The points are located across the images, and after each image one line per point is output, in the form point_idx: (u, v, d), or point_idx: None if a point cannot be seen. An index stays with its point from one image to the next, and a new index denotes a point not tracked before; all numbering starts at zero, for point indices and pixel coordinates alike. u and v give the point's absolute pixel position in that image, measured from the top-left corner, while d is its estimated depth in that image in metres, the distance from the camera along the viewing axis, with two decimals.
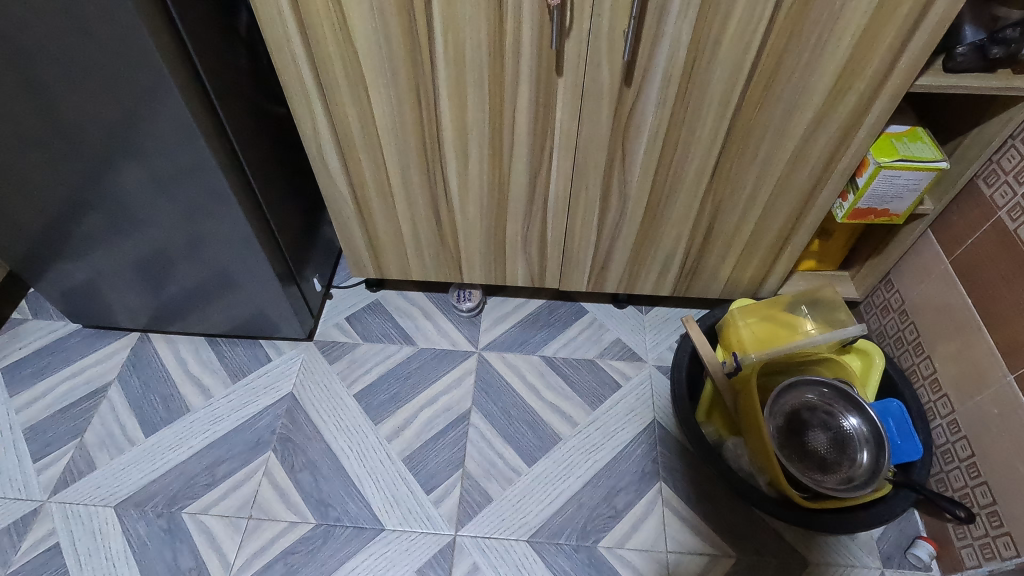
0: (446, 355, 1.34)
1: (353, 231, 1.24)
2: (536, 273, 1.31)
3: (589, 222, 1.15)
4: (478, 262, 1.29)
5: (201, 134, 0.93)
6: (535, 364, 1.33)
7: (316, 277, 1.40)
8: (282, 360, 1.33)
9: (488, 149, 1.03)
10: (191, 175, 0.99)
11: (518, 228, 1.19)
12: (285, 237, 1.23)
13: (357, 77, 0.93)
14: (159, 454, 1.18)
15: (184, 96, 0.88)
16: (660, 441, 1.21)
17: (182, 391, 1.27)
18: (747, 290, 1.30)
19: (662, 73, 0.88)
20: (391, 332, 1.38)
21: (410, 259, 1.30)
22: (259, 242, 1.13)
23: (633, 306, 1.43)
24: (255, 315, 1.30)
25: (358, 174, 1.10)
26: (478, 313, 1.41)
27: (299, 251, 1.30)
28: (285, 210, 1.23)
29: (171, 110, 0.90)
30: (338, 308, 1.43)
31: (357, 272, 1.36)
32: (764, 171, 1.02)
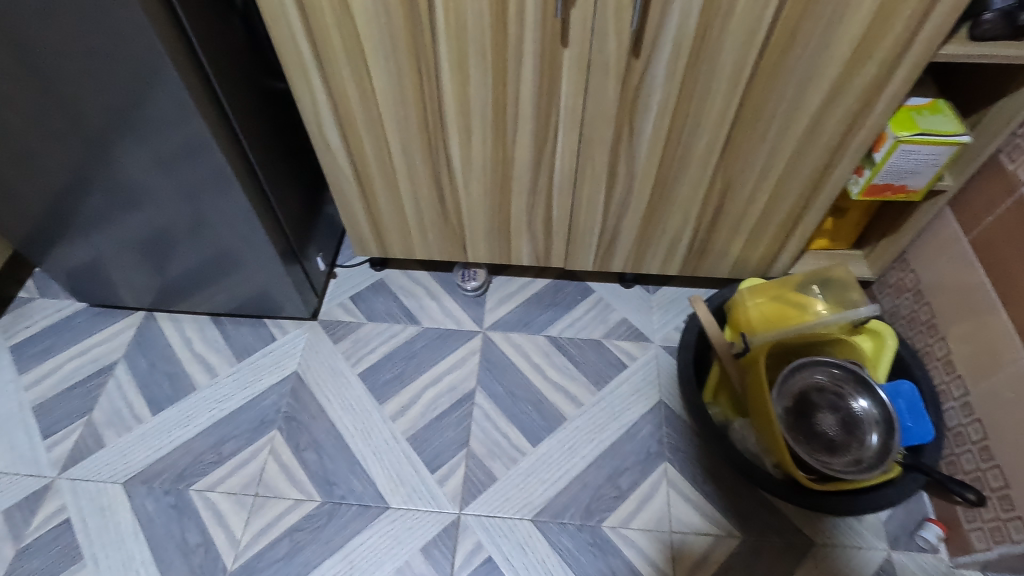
0: (451, 335, 1.33)
1: (356, 209, 1.22)
2: (542, 252, 1.29)
3: (595, 199, 1.13)
4: (483, 241, 1.27)
5: (197, 110, 0.91)
6: (540, 345, 1.32)
7: (320, 255, 1.38)
8: (287, 339, 1.33)
9: (491, 124, 1.00)
10: (190, 153, 0.98)
11: (522, 206, 1.16)
12: (287, 216, 1.22)
13: (356, 48, 0.90)
14: (166, 432, 1.19)
15: (179, 72, 0.86)
16: (665, 421, 1.21)
17: (188, 369, 1.28)
18: (757, 270, 1.27)
19: (672, 43, 0.85)
20: (395, 312, 1.37)
21: (413, 237, 1.29)
22: (260, 221, 1.12)
23: (640, 286, 1.40)
24: (259, 294, 1.30)
25: (359, 150, 1.08)
26: (483, 292, 1.40)
27: (301, 229, 1.29)
28: (286, 187, 1.21)
29: (166, 87, 0.87)
30: (342, 287, 1.42)
31: (361, 251, 1.35)
32: (777, 145, 0.98)
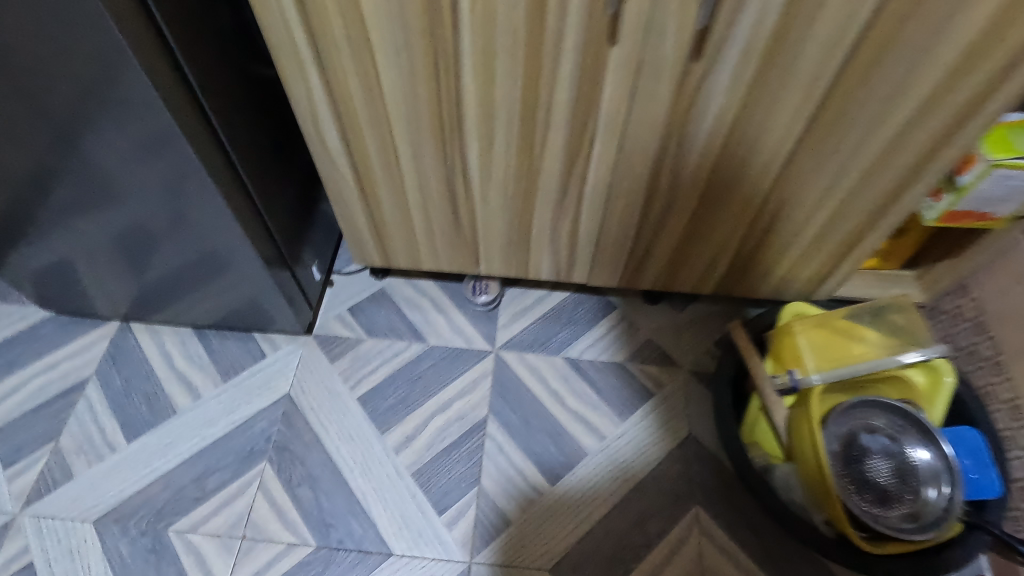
0: (459, 355, 1.21)
1: (358, 217, 1.09)
2: (562, 267, 1.16)
3: (630, 213, 1.00)
4: (498, 253, 1.14)
5: (165, 105, 0.76)
6: (558, 368, 1.20)
7: (314, 262, 1.25)
8: (279, 356, 1.20)
9: (517, 129, 0.86)
10: (156, 153, 0.83)
11: (546, 219, 1.03)
12: (277, 222, 1.08)
13: (361, 38, 0.76)
14: (143, 462, 1.07)
15: (139, 56, 0.71)
16: (696, 459, 1.10)
17: (168, 389, 1.15)
18: (801, 292, 1.15)
19: (742, 45, 0.71)
20: (398, 327, 1.25)
21: (421, 247, 1.15)
22: (244, 230, 0.98)
23: (667, 303, 1.28)
24: (247, 306, 1.16)
25: (362, 155, 0.94)
26: (495, 306, 1.27)
27: (293, 235, 1.15)
28: (275, 188, 1.07)
29: (122, 73, 0.72)
30: (340, 297, 1.28)
31: (360, 260, 1.21)
32: (847, 162, 0.85)
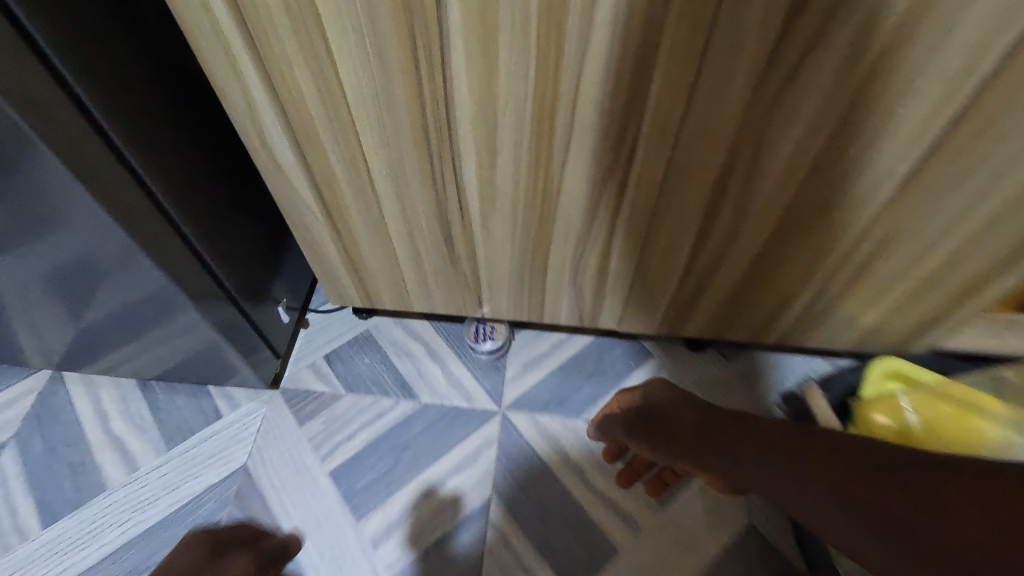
0: (458, 416, 0.98)
1: (329, 251, 0.86)
2: (585, 310, 0.93)
3: (679, 244, 0.76)
4: (506, 294, 0.91)
5: (15, 110, 0.53)
6: (581, 434, 0.96)
7: (282, 300, 1.03)
8: (237, 417, 0.98)
9: (529, 138, 0.63)
10: (15, 180, 0.59)
11: (567, 255, 0.80)
12: (225, 259, 0.85)
13: (308, 18, 0.53)
14: (58, 555, 0.86)
15: None
16: (759, 561, 0.85)
17: (99, 459, 0.93)
18: (892, 344, 0.90)
19: (865, 15, 0.48)
20: (384, 379, 1.02)
21: (411, 287, 0.93)
22: (170, 275, 0.75)
23: (715, 351, 1.04)
24: (195, 358, 0.94)
25: (326, 175, 0.71)
26: (503, 354, 1.04)
27: (252, 270, 0.93)
28: (221, 217, 0.85)
29: None
30: (315, 341, 1.06)
31: (336, 299, 0.99)
32: (991, 185, 0.61)
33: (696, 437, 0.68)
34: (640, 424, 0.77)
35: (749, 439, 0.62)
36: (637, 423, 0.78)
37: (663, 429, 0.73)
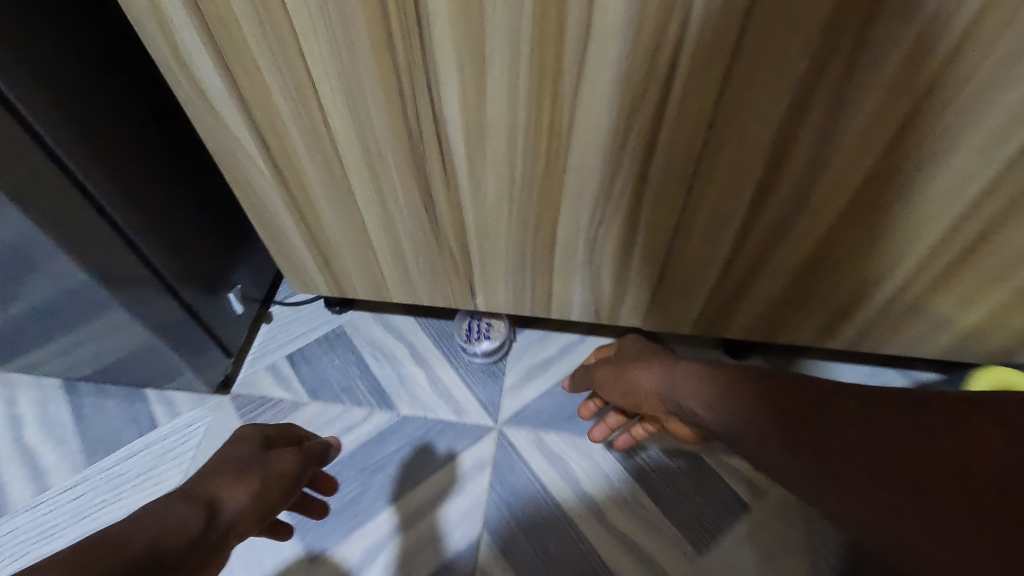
0: (444, 433, 0.80)
1: (285, 222, 0.68)
2: (603, 301, 0.74)
3: (730, 208, 0.58)
4: (504, 280, 0.73)
5: None
6: (595, 458, 0.77)
7: (237, 288, 0.85)
8: (175, 428, 0.80)
9: (530, 48, 0.46)
10: None
11: (580, 228, 0.63)
12: (154, 237, 0.69)
13: None
14: None
15: None
16: None
17: (4, 477, 0.77)
18: (995, 351, 0.71)
19: None
20: (356, 386, 0.84)
21: (386, 274, 0.75)
22: (65, 243, 0.58)
23: (761, 359, 0.85)
24: (126, 357, 0.77)
25: (266, 109, 0.54)
26: (501, 358, 0.86)
27: (195, 254, 0.76)
28: (149, 178, 0.68)
29: None
30: (278, 339, 0.89)
31: (301, 288, 0.81)
32: None
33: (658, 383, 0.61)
34: (613, 378, 0.68)
35: (712, 381, 0.55)
36: (609, 383, 0.69)
37: (638, 394, 0.64)
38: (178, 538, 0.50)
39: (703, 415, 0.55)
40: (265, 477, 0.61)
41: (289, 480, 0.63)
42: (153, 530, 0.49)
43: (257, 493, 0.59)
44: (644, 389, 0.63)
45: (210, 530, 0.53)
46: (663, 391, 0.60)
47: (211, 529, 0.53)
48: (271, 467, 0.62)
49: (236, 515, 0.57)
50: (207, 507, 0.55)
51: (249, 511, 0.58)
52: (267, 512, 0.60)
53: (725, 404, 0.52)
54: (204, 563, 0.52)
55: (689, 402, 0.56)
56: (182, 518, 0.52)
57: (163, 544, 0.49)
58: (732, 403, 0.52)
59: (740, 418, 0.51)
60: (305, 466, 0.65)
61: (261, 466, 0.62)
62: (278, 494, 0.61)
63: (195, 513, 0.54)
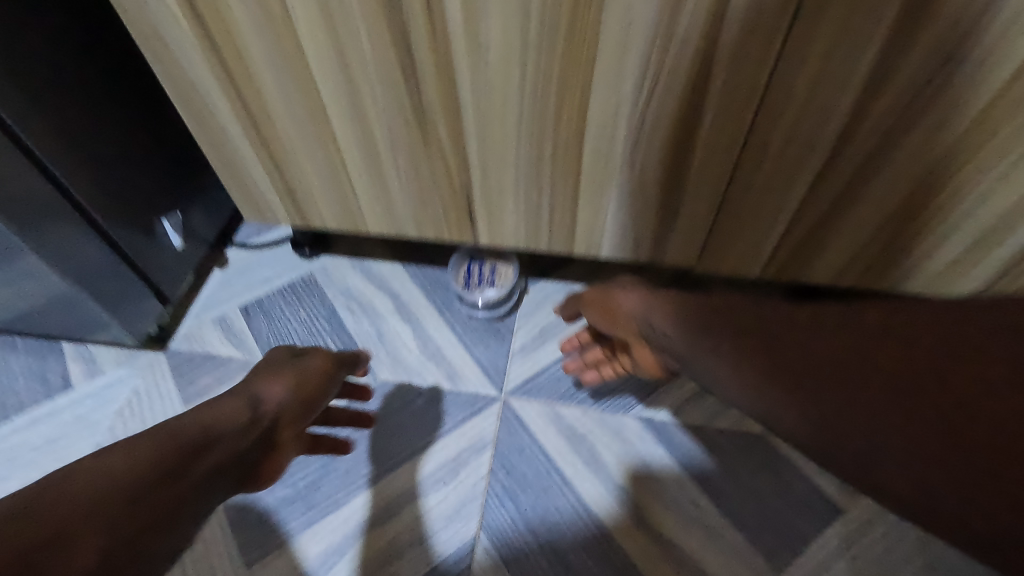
0: (434, 406, 0.62)
1: (214, 100, 0.48)
2: (646, 233, 0.55)
3: (858, 50, 0.38)
4: (513, 199, 0.54)
5: None
6: (628, 440, 0.59)
7: (176, 216, 0.66)
8: (95, 393, 0.64)
9: None
10: None
11: (621, 115, 0.44)
12: (51, 139, 0.51)
13: None
14: None
15: None
16: None
17: None
18: None
19: None
20: (326, 345, 0.66)
21: (359, 197, 0.57)
22: None
23: None
24: (38, 303, 0.60)
25: None
26: (508, 312, 0.67)
27: (120, 172, 0.58)
28: (33, 42, 0.48)
29: None
30: (232, 289, 0.71)
31: (253, 216, 0.62)
32: None
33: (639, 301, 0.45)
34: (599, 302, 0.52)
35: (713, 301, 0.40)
36: (594, 311, 0.53)
37: (618, 317, 0.49)
38: (219, 428, 0.40)
39: (672, 339, 0.40)
40: (302, 372, 0.49)
41: (324, 381, 0.50)
42: (192, 420, 0.40)
43: (297, 388, 0.47)
44: (622, 311, 0.47)
45: (253, 423, 0.43)
46: (636, 311, 0.45)
47: (254, 423, 0.43)
48: (303, 364, 0.50)
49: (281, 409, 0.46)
50: (244, 403, 0.44)
51: (295, 409, 0.47)
52: (312, 410, 0.49)
53: (702, 323, 0.39)
54: (256, 458, 0.42)
55: (663, 321, 0.42)
56: (223, 412, 0.42)
57: (206, 432, 0.39)
58: (736, 326, 0.37)
59: (717, 339, 0.37)
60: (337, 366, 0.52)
61: (295, 363, 0.50)
62: (318, 393, 0.49)
63: (240, 407, 0.43)
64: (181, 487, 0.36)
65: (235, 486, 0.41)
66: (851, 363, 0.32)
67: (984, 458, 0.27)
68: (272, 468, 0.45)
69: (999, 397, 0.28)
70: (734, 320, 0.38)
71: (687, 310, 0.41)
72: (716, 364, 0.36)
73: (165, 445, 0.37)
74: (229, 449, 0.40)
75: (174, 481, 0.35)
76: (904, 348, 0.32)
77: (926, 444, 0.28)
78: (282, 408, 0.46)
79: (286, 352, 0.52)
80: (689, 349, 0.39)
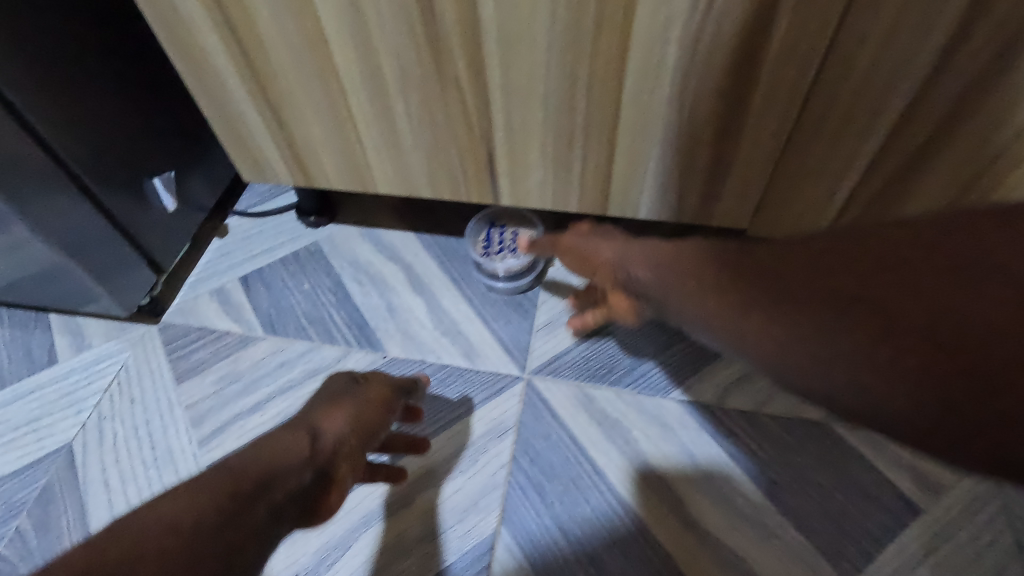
0: (450, 386, 0.55)
1: (201, 31, 0.42)
2: (693, 187, 0.48)
3: None
4: (541, 147, 0.47)
5: None
6: (667, 425, 0.52)
7: (169, 175, 0.60)
8: (82, 368, 0.58)
9: None
10: None
11: (673, 40, 0.37)
12: (27, 78, 0.44)
13: None
14: None
15: None
16: None
17: None
18: None
19: None
20: (332, 319, 0.60)
21: (366, 150, 0.51)
22: None
23: None
24: (26, 275, 0.54)
25: None
26: (531, 285, 0.61)
27: (108, 122, 0.52)
28: None
29: None
30: (231, 259, 0.65)
31: (253, 176, 0.56)
32: None
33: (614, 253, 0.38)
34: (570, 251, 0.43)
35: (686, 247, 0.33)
36: (569, 260, 0.44)
37: (592, 265, 0.41)
38: (278, 465, 0.34)
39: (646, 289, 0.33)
40: (360, 402, 0.42)
41: (383, 411, 0.43)
42: (247, 454, 0.34)
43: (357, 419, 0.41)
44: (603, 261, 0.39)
45: (314, 458, 0.36)
46: (615, 259, 0.37)
47: (315, 457, 0.36)
48: (360, 393, 0.43)
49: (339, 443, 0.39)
50: (303, 434, 0.38)
51: (354, 441, 0.40)
52: (372, 443, 0.42)
53: (677, 264, 0.32)
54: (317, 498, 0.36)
55: (637, 267, 0.35)
56: (280, 444, 0.36)
57: (266, 471, 0.33)
58: (716, 272, 0.30)
59: (694, 281, 0.30)
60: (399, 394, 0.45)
61: (352, 391, 0.43)
62: (378, 424, 0.42)
63: (299, 438, 0.37)
64: (237, 534, 0.30)
65: (295, 527, 0.35)
66: (822, 276, 0.25)
67: (986, 368, 0.21)
68: (328, 514, 0.37)
69: (1004, 285, 0.21)
70: (704, 252, 0.31)
71: (660, 252, 0.34)
72: (686, 309, 0.30)
73: (223, 484, 0.31)
74: (291, 485, 0.34)
75: (238, 528, 0.30)
76: (898, 249, 0.24)
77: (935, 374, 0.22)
78: (342, 441, 0.39)
79: (344, 377, 0.45)
80: (664, 295, 0.32)
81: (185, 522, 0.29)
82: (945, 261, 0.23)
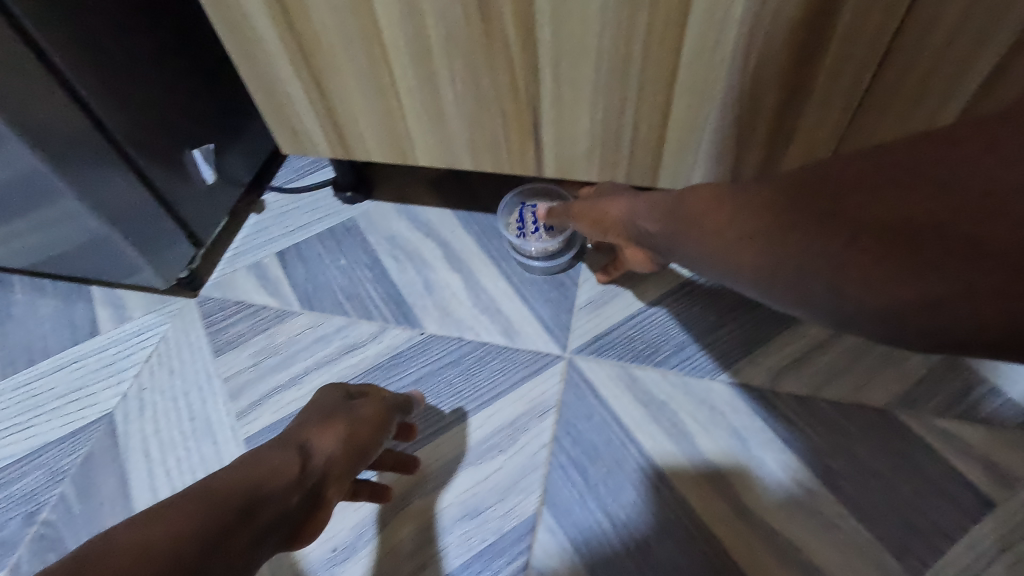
0: (489, 364, 0.54)
1: None
2: (752, 155, 0.45)
3: None
4: (590, 113, 0.45)
5: None
6: (714, 408, 0.50)
7: (209, 147, 0.59)
8: (122, 340, 0.59)
9: None
10: None
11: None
12: (73, 45, 0.43)
13: None
14: None
15: None
16: None
17: None
18: None
19: None
20: (369, 295, 0.59)
21: (408, 119, 0.50)
22: None
23: None
24: (69, 245, 0.54)
25: None
26: (570, 263, 0.58)
27: (151, 91, 0.51)
28: None
29: None
30: (268, 233, 0.65)
31: (293, 149, 0.56)
32: None
33: (621, 210, 0.42)
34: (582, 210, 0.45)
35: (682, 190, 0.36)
36: (582, 224, 0.46)
37: (602, 223, 0.44)
38: (267, 485, 0.33)
39: (654, 236, 0.38)
40: (353, 423, 0.41)
41: (375, 432, 0.42)
42: (234, 472, 0.32)
43: (347, 440, 0.40)
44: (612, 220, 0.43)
45: (305, 480, 0.35)
46: (624, 214, 0.41)
47: (304, 481, 0.35)
48: (356, 411, 0.42)
49: (329, 466, 0.38)
50: (293, 454, 0.36)
51: (345, 462, 0.39)
52: (361, 465, 0.41)
53: (674, 208, 0.36)
54: (300, 521, 0.35)
55: (642, 218, 0.39)
56: (270, 463, 0.34)
57: (254, 490, 0.32)
58: (706, 207, 0.34)
59: (688, 219, 0.34)
60: (391, 415, 0.44)
61: (347, 409, 0.42)
62: (371, 444, 0.41)
63: (289, 458, 0.35)
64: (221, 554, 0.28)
65: (278, 551, 0.33)
66: (790, 199, 0.29)
67: (922, 254, 0.24)
68: (314, 533, 0.36)
69: (940, 180, 0.24)
70: (698, 193, 0.35)
71: (664, 202, 0.38)
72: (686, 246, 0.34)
73: (210, 503, 0.29)
74: (279, 509, 0.33)
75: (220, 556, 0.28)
76: (856, 166, 0.27)
77: (879, 263, 0.25)
78: (333, 462, 0.38)
79: (340, 392, 0.44)
80: (667, 239, 0.36)
81: (167, 545, 0.26)
82: (888, 169, 0.26)
